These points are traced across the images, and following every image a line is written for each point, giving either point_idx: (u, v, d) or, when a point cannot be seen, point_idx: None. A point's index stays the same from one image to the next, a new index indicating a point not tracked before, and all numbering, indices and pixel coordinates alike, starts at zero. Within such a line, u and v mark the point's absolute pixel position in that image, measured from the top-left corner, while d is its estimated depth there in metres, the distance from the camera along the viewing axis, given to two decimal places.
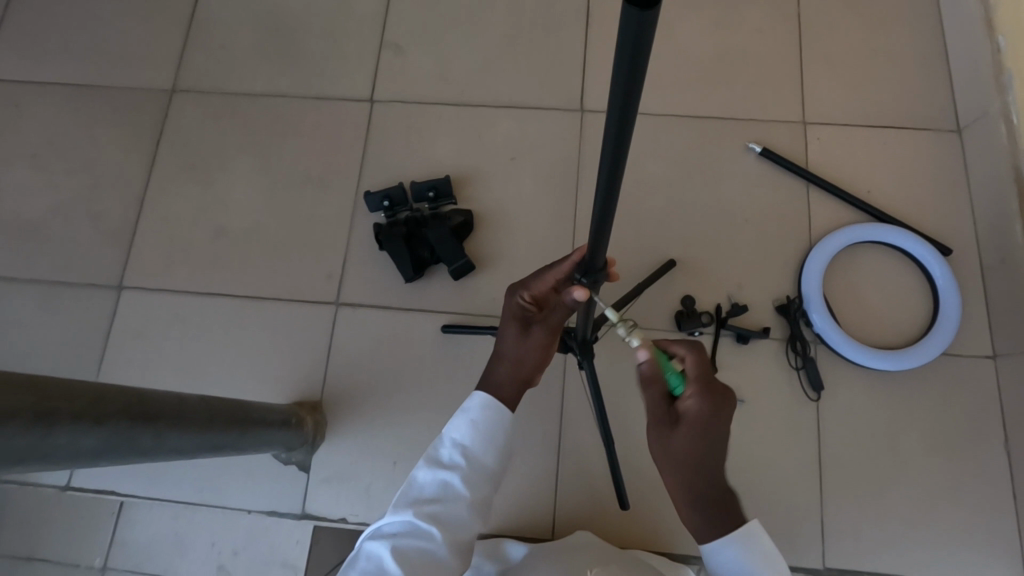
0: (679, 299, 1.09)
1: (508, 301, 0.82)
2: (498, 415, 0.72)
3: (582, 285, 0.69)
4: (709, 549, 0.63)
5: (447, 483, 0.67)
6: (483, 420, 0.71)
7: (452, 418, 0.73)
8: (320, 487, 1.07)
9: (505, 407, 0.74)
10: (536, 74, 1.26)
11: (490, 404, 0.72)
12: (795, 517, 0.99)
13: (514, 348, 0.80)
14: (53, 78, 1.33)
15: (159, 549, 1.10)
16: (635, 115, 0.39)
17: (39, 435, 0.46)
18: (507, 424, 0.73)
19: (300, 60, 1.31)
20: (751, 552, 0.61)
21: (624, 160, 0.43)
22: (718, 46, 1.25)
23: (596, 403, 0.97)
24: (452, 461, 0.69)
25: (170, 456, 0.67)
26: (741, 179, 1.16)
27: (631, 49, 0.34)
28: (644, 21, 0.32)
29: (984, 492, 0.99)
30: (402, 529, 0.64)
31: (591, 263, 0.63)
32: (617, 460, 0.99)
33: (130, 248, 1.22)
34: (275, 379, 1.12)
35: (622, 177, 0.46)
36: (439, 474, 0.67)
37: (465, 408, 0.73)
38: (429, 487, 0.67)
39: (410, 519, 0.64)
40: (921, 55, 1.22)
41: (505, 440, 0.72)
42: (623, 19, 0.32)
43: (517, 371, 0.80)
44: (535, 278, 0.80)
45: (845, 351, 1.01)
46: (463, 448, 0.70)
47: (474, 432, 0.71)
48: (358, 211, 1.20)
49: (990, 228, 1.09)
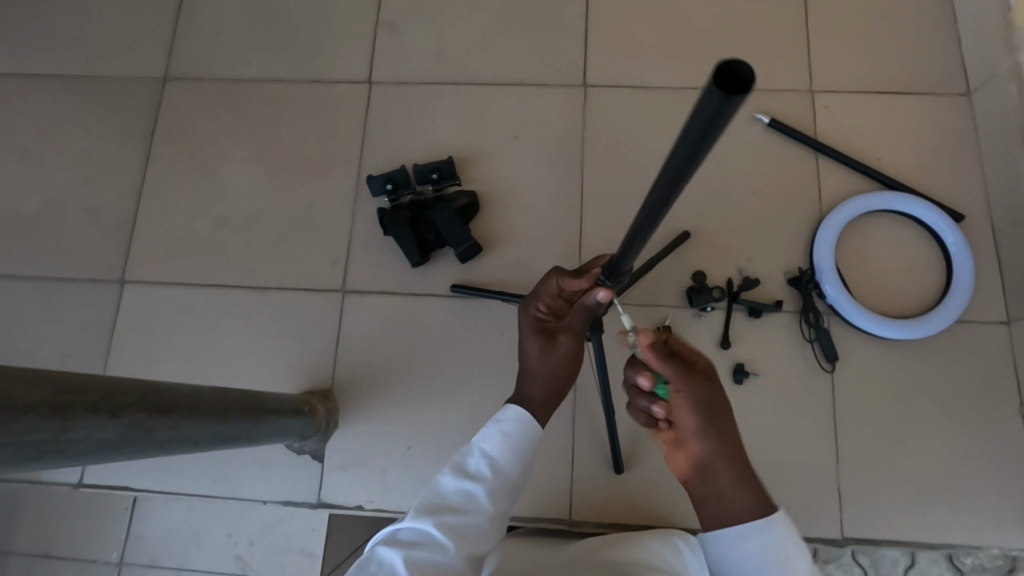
0: (691, 275, 1.08)
1: (524, 315, 0.84)
2: (528, 429, 0.72)
3: (603, 286, 0.76)
4: (750, 532, 0.56)
5: (471, 494, 0.66)
6: (513, 433, 0.71)
7: (483, 427, 0.72)
8: (336, 474, 1.07)
9: (535, 422, 0.74)
10: (536, 49, 1.23)
11: (523, 419, 0.73)
12: (811, 488, 0.99)
13: (544, 364, 0.80)
14: (41, 69, 1.30)
15: (175, 541, 1.11)
16: (690, 176, 0.44)
17: (57, 430, 0.45)
18: (537, 439, 0.74)
19: (294, 42, 1.28)
20: (783, 539, 0.55)
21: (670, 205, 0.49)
22: (722, 15, 1.22)
23: (601, 379, 0.96)
24: (479, 472, 0.68)
25: (186, 447, 0.67)
26: (749, 150, 1.14)
27: (702, 136, 0.39)
28: (719, 116, 0.37)
29: (999, 457, 0.99)
30: (418, 538, 0.62)
31: (615, 267, 0.70)
32: (614, 433, 0.98)
33: (130, 241, 1.20)
34: (284, 369, 1.11)
35: (670, 207, 0.50)
36: (463, 483, 0.67)
37: (496, 418, 0.73)
38: (452, 496, 0.66)
39: (428, 528, 0.63)
40: (929, 16, 1.19)
41: (530, 458, 0.72)
42: (700, 109, 0.37)
43: (548, 381, 0.79)
44: (539, 285, 0.83)
45: (858, 322, 1.01)
46: (491, 459, 0.69)
47: (503, 445, 0.70)
48: (360, 195, 1.18)
49: (1001, 192, 1.07)
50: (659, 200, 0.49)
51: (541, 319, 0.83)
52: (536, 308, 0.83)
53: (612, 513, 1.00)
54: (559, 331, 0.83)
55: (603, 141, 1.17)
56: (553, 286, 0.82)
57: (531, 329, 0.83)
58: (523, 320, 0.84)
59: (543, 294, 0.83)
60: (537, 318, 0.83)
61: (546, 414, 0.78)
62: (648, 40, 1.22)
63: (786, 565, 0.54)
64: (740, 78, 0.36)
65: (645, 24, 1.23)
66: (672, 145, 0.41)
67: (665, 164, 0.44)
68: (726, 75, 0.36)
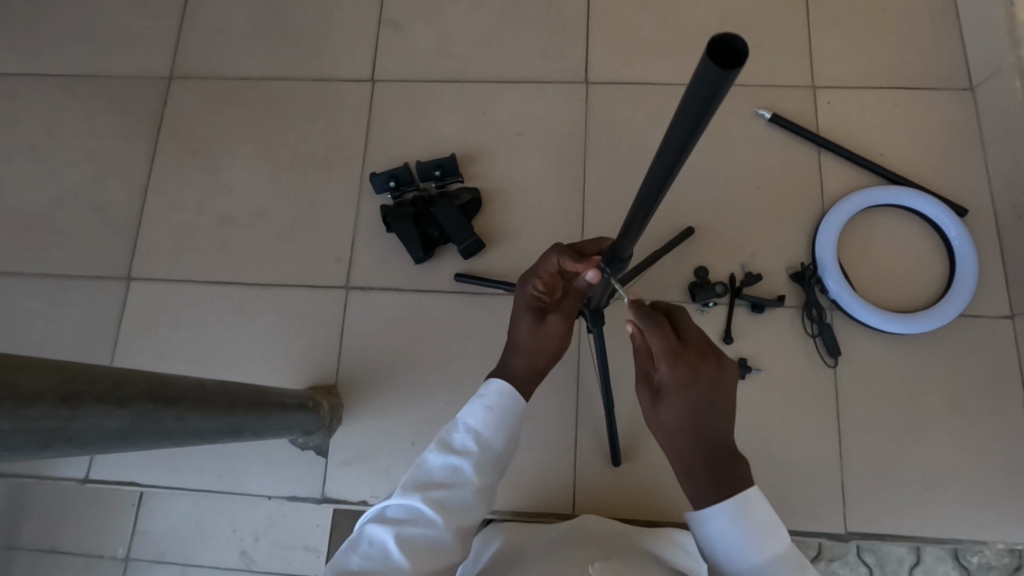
0: (693, 270, 1.08)
1: (522, 291, 0.83)
2: (512, 403, 0.72)
3: (595, 268, 0.75)
4: (700, 519, 0.61)
5: (458, 469, 0.67)
6: (497, 406, 0.71)
7: (467, 404, 0.72)
8: (340, 469, 1.08)
9: (518, 395, 0.74)
10: (539, 46, 1.23)
11: (505, 392, 0.72)
12: (815, 483, 0.99)
13: (531, 339, 0.80)
14: (48, 68, 1.31)
15: (180, 537, 1.11)
16: (686, 156, 0.44)
17: (64, 418, 0.46)
18: (520, 411, 0.73)
19: (298, 41, 1.29)
20: (745, 522, 0.59)
21: (668, 188, 0.49)
22: (724, 11, 1.22)
23: (602, 373, 0.96)
24: (464, 447, 0.68)
25: (192, 439, 0.67)
26: (751, 146, 1.14)
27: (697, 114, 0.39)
28: (714, 93, 0.37)
29: (1004, 451, 0.99)
30: (406, 515, 0.63)
31: (616, 253, 0.68)
32: (614, 427, 0.99)
33: (136, 238, 1.21)
34: (289, 365, 1.12)
35: (667, 190, 0.50)
36: (449, 458, 0.67)
37: (480, 393, 0.73)
38: (439, 471, 0.66)
39: (416, 505, 0.63)
40: (932, 11, 1.19)
41: (515, 428, 0.72)
42: (694, 86, 0.37)
43: (534, 359, 0.80)
44: (539, 261, 0.82)
45: (861, 317, 1.01)
46: (476, 433, 0.69)
47: (487, 418, 0.70)
48: (364, 192, 1.19)
49: (1005, 187, 1.07)
50: (660, 180, 0.48)
51: (537, 297, 0.83)
52: (533, 286, 0.82)
53: (616, 508, 1.00)
54: (551, 310, 0.83)
55: (605, 137, 1.17)
56: (553, 264, 0.81)
57: (527, 305, 0.83)
58: (521, 296, 0.83)
59: (541, 271, 0.82)
60: (534, 296, 0.83)
61: (527, 389, 0.78)
62: (651, 37, 1.22)
63: (745, 547, 0.58)
64: (736, 51, 0.35)
65: (647, 21, 1.23)
66: (672, 121, 0.41)
67: (666, 140, 0.43)
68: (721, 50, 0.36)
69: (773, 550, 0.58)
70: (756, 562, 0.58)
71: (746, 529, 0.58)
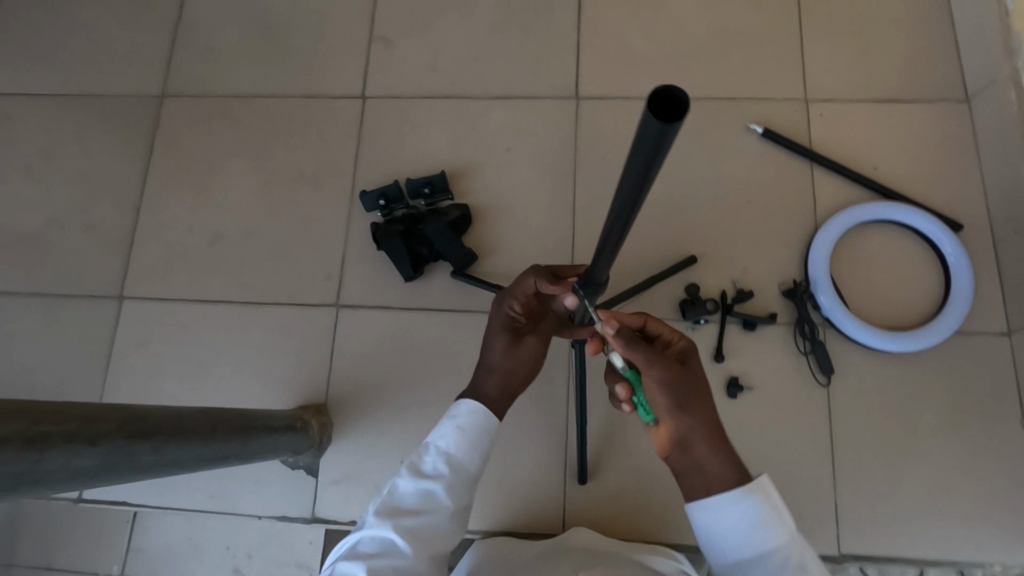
0: (685, 287, 1.07)
1: (498, 310, 0.82)
2: (484, 421, 0.73)
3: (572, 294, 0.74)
4: (723, 503, 0.61)
5: (430, 493, 0.67)
6: (469, 426, 0.73)
7: (438, 425, 0.73)
8: (330, 489, 1.08)
9: (490, 414, 0.75)
10: (529, 60, 1.23)
11: (476, 411, 0.74)
12: (808, 504, 0.98)
13: (504, 362, 0.81)
14: (42, 87, 1.32)
15: (173, 555, 1.10)
16: (643, 198, 0.46)
17: (30, 461, 0.46)
18: (493, 430, 0.75)
19: (290, 58, 1.29)
20: (759, 509, 0.60)
21: (631, 221, 0.50)
22: (715, 23, 1.21)
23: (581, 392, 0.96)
24: (436, 470, 0.69)
25: (171, 470, 0.67)
26: (743, 160, 1.13)
27: (648, 161, 0.40)
28: (660, 147, 0.39)
29: (1002, 470, 0.97)
30: (378, 548, 0.62)
31: (592, 279, 0.68)
32: (582, 440, 0.98)
33: (129, 256, 1.21)
34: (279, 383, 1.12)
35: (631, 226, 0.52)
36: (421, 483, 0.67)
37: (451, 414, 0.74)
38: (410, 497, 0.66)
39: (387, 534, 0.63)
40: (927, 22, 1.18)
41: (488, 448, 0.73)
42: (641, 139, 0.39)
43: (505, 381, 0.81)
44: (516, 283, 0.81)
45: (854, 334, 0.99)
46: (448, 456, 0.70)
47: (459, 439, 0.71)
48: (354, 209, 1.19)
49: (1001, 200, 1.06)
50: (623, 215, 0.49)
51: (512, 318, 0.82)
52: (509, 307, 0.81)
53: (607, 526, 0.99)
54: (527, 332, 0.83)
55: (595, 153, 1.17)
56: (530, 285, 0.79)
57: (502, 325, 0.82)
58: (496, 315, 0.83)
59: (518, 292, 0.80)
60: (509, 316, 0.82)
61: (499, 411, 0.80)
62: (642, 50, 1.21)
63: (759, 531, 0.59)
64: (678, 104, 0.37)
65: (637, 34, 1.22)
66: (626, 162, 0.42)
67: (622, 183, 0.44)
68: (662, 99, 0.37)
69: (784, 537, 0.59)
70: (773, 546, 0.59)
71: (760, 514, 0.60)
